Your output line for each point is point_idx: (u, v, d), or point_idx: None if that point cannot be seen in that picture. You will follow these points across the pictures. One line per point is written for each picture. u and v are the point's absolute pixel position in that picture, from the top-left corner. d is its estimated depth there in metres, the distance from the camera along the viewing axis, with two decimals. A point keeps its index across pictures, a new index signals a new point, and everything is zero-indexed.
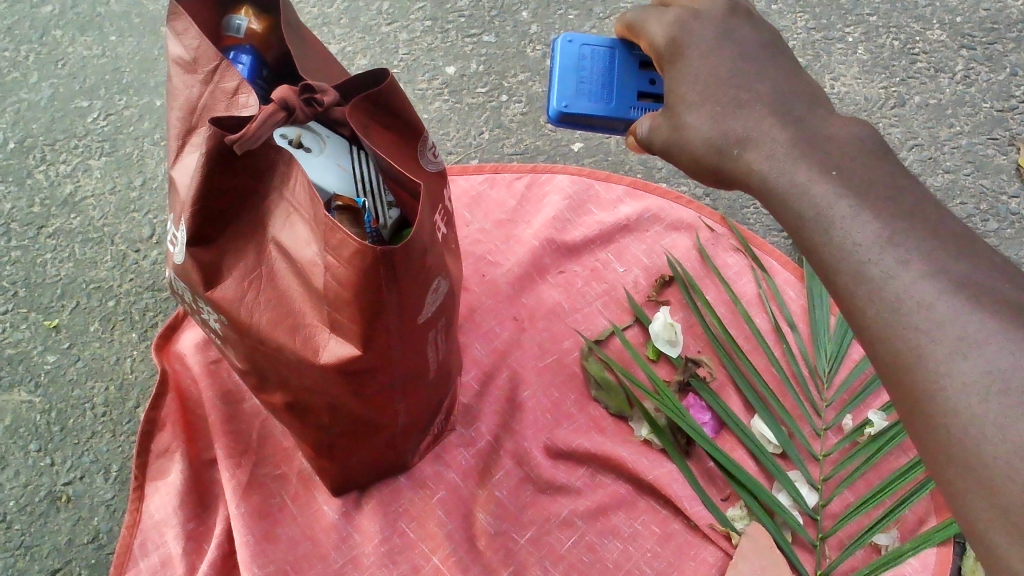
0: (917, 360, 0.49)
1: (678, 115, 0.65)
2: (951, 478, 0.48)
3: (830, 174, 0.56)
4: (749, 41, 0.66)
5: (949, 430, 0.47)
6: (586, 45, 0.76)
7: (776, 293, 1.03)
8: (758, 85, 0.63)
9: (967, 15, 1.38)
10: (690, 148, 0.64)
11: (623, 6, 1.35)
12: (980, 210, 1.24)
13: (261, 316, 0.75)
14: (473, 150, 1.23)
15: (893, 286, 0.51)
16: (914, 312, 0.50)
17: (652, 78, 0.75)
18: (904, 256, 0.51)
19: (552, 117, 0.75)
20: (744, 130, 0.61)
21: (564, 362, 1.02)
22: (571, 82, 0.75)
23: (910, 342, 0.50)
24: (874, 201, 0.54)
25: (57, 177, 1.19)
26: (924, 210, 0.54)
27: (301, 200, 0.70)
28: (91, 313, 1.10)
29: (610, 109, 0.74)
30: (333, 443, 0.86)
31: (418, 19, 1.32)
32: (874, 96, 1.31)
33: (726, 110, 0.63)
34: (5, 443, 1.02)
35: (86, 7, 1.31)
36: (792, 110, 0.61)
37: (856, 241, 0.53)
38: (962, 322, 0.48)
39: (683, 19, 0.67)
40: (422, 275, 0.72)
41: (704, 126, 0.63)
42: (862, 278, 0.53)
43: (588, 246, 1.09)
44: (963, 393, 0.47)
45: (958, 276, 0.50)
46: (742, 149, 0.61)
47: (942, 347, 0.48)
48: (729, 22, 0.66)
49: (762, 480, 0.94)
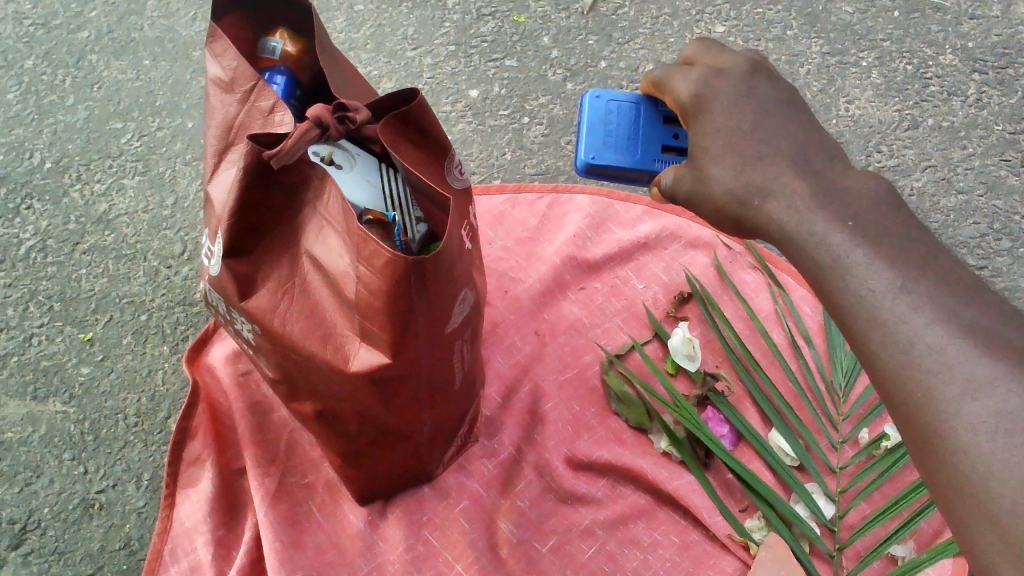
0: (928, 401, 0.52)
1: (702, 166, 0.66)
2: (959, 506, 0.50)
3: (846, 225, 0.58)
4: (772, 96, 0.67)
5: (957, 463, 0.51)
6: (612, 101, 0.77)
7: (792, 309, 1.06)
8: (778, 138, 0.64)
9: (979, 40, 1.41)
10: (713, 199, 0.65)
11: (641, 31, 1.39)
12: (993, 230, 1.26)
13: (295, 324, 0.78)
14: (495, 172, 1.27)
15: (909, 330, 0.53)
16: (927, 355, 0.53)
17: (677, 131, 0.77)
18: (915, 303, 0.54)
19: (580, 169, 0.77)
20: (765, 181, 0.62)
21: (585, 377, 1.04)
22: (599, 134, 0.76)
23: (921, 383, 0.53)
24: (887, 249, 0.56)
25: (92, 196, 1.23)
26: (935, 260, 0.56)
27: (334, 213, 0.73)
28: (124, 327, 1.13)
29: (635, 162, 0.76)
30: (360, 451, 0.88)
31: (442, 44, 1.36)
32: (888, 119, 1.33)
33: (748, 161, 0.64)
34: (41, 451, 1.06)
35: (121, 32, 1.35)
36: (806, 154, 0.63)
37: (871, 287, 0.55)
38: (969, 367, 0.51)
39: (707, 75, 0.68)
40: (450, 286, 0.75)
41: (727, 178, 0.64)
42: (875, 323, 0.55)
43: (608, 264, 1.11)
44: (972, 433, 0.50)
45: (969, 326, 0.52)
46: (763, 199, 0.62)
47: (955, 390, 0.51)
48: (752, 80, 0.68)
49: (780, 491, 0.96)
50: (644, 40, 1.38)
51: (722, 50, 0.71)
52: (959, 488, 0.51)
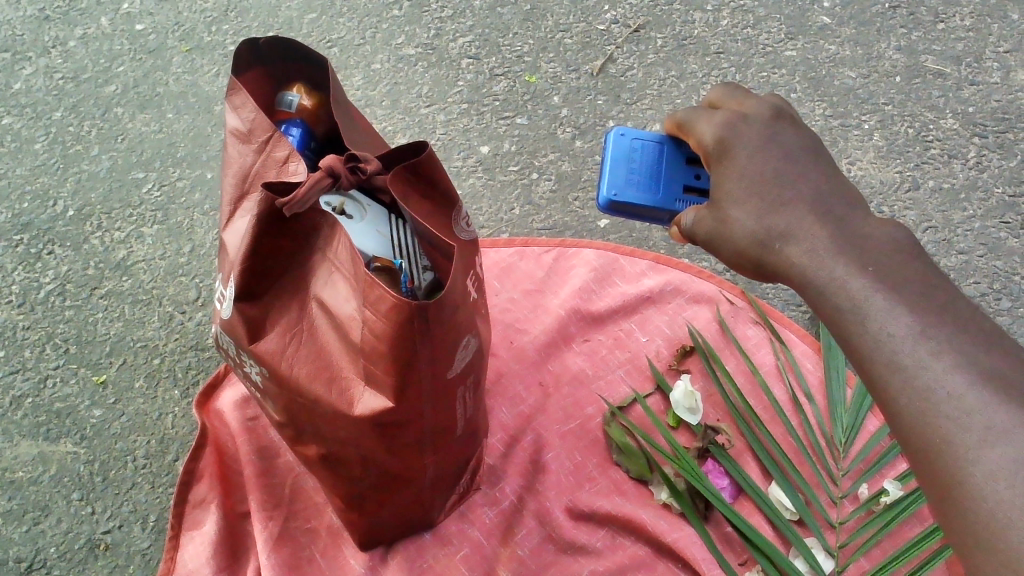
0: (945, 448, 0.53)
1: (722, 209, 0.67)
2: (970, 554, 0.51)
3: (866, 270, 0.60)
4: (795, 142, 0.68)
5: (975, 510, 0.51)
6: (637, 139, 0.79)
7: (793, 365, 1.07)
8: (799, 182, 0.65)
9: (979, 105, 1.44)
10: (734, 242, 0.66)
11: (649, 93, 1.43)
12: (993, 289, 1.28)
13: (301, 368, 0.79)
14: (504, 226, 1.30)
15: (927, 376, 0.55)
16: (945, 401, 0.53)
17: (699, 172, 0.78)
18: (936, 348, 0.55)
19: (602, 205, 0.79)
20: (788, 226, 0.64)
21: (588, 428, 1.05)
22: (622, 171, 0.78)
23: (939, 429, 0.53)
24: (906, 296, 0.58)
25: (112, 243, 1.26)
26: (954, 307, 0.57)
27: (343, 260, 0.75)
28: (137, 370, 1.16)
29: (658, 200, 0.77)
30: (363, 495, 0.89)
31: (455, 102, 1.40)
32: (889, 180, 1.36)
33: (771, 206, 0.65)
34: (50, 491, 1.07)
35: (146, 87, 1.40)
36: (831, 205, 0.64)
37: (890, 332, 0.57)
38: (987, 414, 0.52)
39: (731, 119, 0.69)
40: (454, 332, 0.77)
41: (750, 222, 0.65)
42: (893, 367, 0.56)
43: (612, 316, 1.13)
44: (991, 480, 0.51)
45: (985, 369, 0.53)
46: (784, 243, 0.64)
47: (976, 437, 0.52)
48: (776, 126, 0.69)
49: (779, 545, 0.97)
50: (651, 101, 1.42)
51: (745, 94, 0.72)
52: (973, 536, 0.51)
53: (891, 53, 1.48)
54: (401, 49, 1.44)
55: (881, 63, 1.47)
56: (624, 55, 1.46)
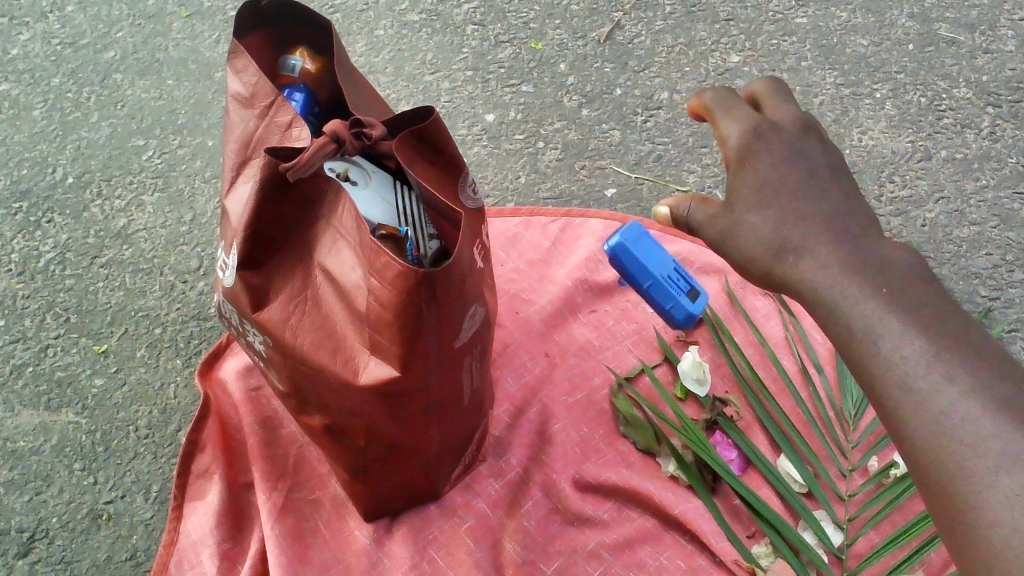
0: (944, 458, 0.53)
1: (738, 215, 0.63)
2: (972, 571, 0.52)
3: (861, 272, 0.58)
4: (822, 156, 0.63)
5: (989, 537, 0.50)
6: None
7: (803, 337, 1.06)
8: (822, 198, 0.61)
9: (992, 74, 1.41)
10: (744, 249, 0.63)
11: (658, 60, 1.41)
12: (1006, 261, 1.21)
13: (305, 337, 0.78)
14: (510, 195, 1.27)
15: (925, 389, 0.54)
16: (943, 413, 0.53)
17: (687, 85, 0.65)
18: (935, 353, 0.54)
19: None
20: (802, 241, 0.60)
21: (594, 399, 1.05)
22: None
23: (938, 441, 0.53)
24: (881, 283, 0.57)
25: (112, 211, 1.25)
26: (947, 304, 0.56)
27: (348, 228, 0.74)
28: (139, 339, 1.14)
29: None
30: (368, 466, 0.88)
31: (460, 69, 1.38)
32: (901, 149, 1.33)
33: (787, 218, 0.61)
34: (52, 461, 1.05)
35: (146, 53, 1.39)
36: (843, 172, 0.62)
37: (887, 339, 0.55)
38: (989, 430, 0.51)
39: (761, 123, 0.63)
40: (460, 300, 0.75)
41: (766, 232, 0.61)
42: (869, 351, 0.56)
43: (619, 287, 1.13)
44: (990, 493, 0.51)
45: None
46: (797, 258, 0.60)
47: (991, 463, 0.51)
48: (807, 139, 0.63)
49: (787, 518, 0.96)
50: (660, 68, 1.40)
51: (781, 93, 0.65)
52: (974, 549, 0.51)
53: (904, 20, 1.46)
54: (406, 15, 1.43)
55: (894, 31, 1.45)
56: (632, 22, 1.45)
